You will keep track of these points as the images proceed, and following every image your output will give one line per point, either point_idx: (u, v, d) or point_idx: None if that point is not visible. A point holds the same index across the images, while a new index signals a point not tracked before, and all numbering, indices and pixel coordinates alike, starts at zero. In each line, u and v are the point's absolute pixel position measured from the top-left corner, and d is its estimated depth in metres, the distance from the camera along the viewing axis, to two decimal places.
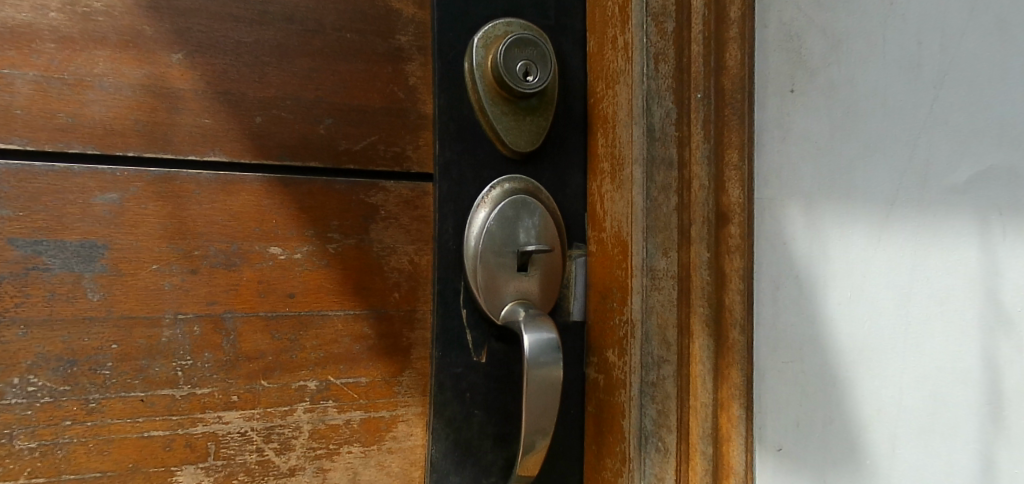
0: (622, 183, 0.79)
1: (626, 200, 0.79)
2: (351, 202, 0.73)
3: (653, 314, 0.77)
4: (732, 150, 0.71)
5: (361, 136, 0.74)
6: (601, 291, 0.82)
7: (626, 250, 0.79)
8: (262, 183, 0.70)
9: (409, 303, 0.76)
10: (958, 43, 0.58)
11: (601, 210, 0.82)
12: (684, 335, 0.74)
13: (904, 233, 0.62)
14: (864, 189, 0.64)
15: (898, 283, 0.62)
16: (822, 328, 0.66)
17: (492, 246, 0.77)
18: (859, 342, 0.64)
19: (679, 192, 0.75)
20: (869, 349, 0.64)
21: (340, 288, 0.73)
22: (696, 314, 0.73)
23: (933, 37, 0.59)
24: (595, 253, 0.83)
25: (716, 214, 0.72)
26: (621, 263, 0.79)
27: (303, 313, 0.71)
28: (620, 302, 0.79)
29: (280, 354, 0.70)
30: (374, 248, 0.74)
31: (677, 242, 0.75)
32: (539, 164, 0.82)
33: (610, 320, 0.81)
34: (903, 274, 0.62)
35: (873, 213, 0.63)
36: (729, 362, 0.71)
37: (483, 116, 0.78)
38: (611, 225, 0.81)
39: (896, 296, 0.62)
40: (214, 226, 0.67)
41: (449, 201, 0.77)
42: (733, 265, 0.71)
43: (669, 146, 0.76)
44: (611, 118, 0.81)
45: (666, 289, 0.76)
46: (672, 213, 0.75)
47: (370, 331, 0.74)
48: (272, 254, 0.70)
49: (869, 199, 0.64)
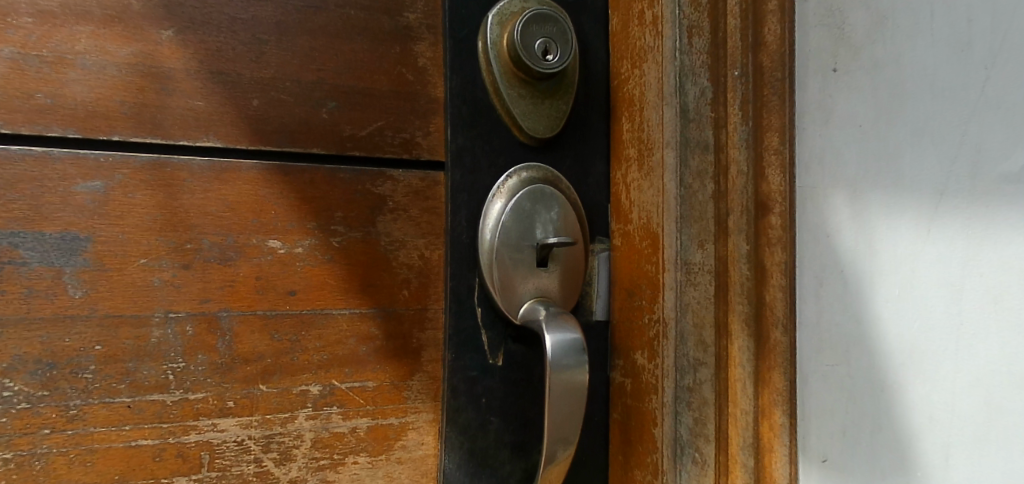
0: (651, 169, 0.72)
1: (657, 188, 0.72)
2: (356, 192, 0.68)
3: (689, 311, 0.70)
4: (771, 134, 0.64)
5: (367, 121, 0.69)
6: (627, 289, 0.75)
7: (656, 243, 0.71)
8: (260, 171, 0.64)
9: (419, 301, 0.70)
10: (1010, 20, 0.53)
11: (627, 201, 0.76)
12: (722, 336, 0.67)
13: (956, 224, 0.57)
14: (911, 176, 0.59)
15: (948, 280, 0.58)
16: (870, 330, 0.60)
17: (509, 241, 0.71)
18: (908, 344, 0.59)
19: (715, 179, 0.68)
20: (919, 351, 0.59)
21: (346, 285, 0.67)
22: (734, 313, 0.67)
23: (983, 12, 0.55)
24: (620, 247, 0.77)
25: (756, 203, 0.65)
26: (651, 258, 0.72)
27: (304, 312, 0.66)
28: (650, 300, 0.72)
29: (280, 356, 0.64)
30: (382, 242, 0.69)
31: (713, 232, 0.68)
32: (559, 151, 0.76)
33: (637, 319, 0.74)
34: (954, 268, 0.57)
35: (921, 204, 0.58)
36: (771, 366, 0.65)
37: (498, 99, 0.72)
38: (638, 216, 0.74)
39: (948, 295, 0.58)
40: (208, 218, 0.62)
41: (462, 192, 0.71)
42: (775, 259, 0.64)
43: (705, 129, 0.69)
44: (638, 99, 0.74)
45: (703, 284, 0.69)
46: (707, 202, 0.68)
47: (378, 331, 0.68)
48: (272, 248, 0.65)
49: (919, 187, 0.58)
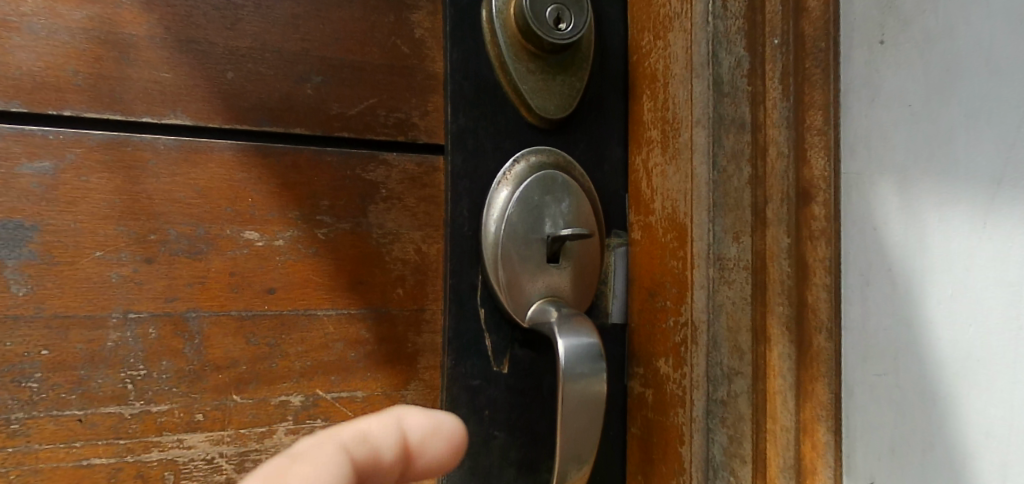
0: (678, 153, 0.64)
1: (686, 176, 0.64)
2: (344, 178, 0.61)
3: (724, 313, 0.61)
4: (814, 113, 0.57)
5: (356, 98, 0.61)
6: (647, 288, 0.68)
7: (684, 236, 0.64)
8: (235, 153, 0.57)
9: (415, 300, 0.63)
10: None
11: (648, 189, 0.68)
12: (761, 342, 0.59)
13: (1011, 223, 0.50)
14: (965, 165, 0.51)
15: (1005, 280, 0.50)
16: (920, 333, 0.53)
17: (517, 233, 0.63)
18: (962, 352, 0.52)
19: (752, 161, 0.60)
20: (975, 359, 0.51)
21: (332, 282, 0.60)
22: (773, 315, 0.58)
23: None
24: (640, 241, 0.69)
25: (798, 191, 0.57)
26: (677, 253, 0.64)
27: (284, 313, 0.58)
28: (676, 301, 0.64)
29: (257, 362, 0.57)
30: (373, 235, 0.62)
31: (750, 223, 0.60)
32: (571, 134, 0.68)
33: (660, 322, 0.66)
34: (1011, 269, 0.50)
35: (977, 196, 0.51)
36: (813, 375, 0.57)
37: (504, 74, 0.64)
38: (661, 206, 0.66)
39: (1007, 298, 0.50)
40: (175, 205, 0.55)
41: (463, 178, 0.63)
42: (818, 254, 0.56)
43: (741, 104, 0.61)
44: (661, 75, 0.66)
45: (738, 282, 0.60)
46: (744, 188, 0.60)
47: (368, 334, 0.61)
48: (248, 240, 0.57)
49: (975, 175, 0.51)
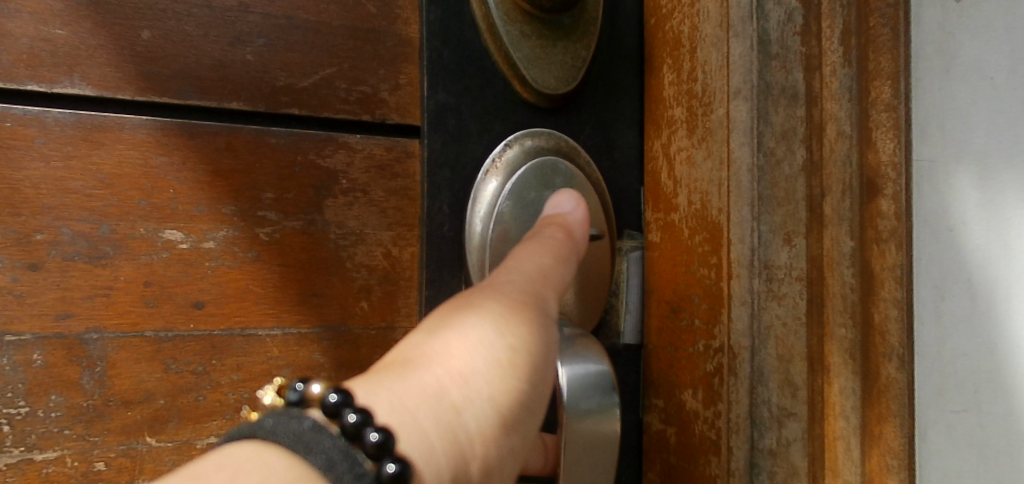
0: (711, 134, 0.52)
1: (719, 164, 0.51)
2: (294, 165, 0.49)
3: (772, 338, 0.49)
4: (881, 83, 0.45)
5: (310, 66, 0.49)
6: (669, 302, 0.55)
7: (718, 240, 0.51)
8: (152, 132, 0.45)
9: (383, 317, 0.52)
10: None
11: (671, 180, 0.56)
12: (818, 373, 0.47)
13: None
14: None
15: None
16: (1007, 359, 0.45)
17: (509, 232, 0.53)
18: None
19: (807, 142, 0.48)
20: None
21: (278, 294, 0.49)
22: (832, 339, 0.47)
23: None
24: (658, 245, 0.57)
25: (863, 182, 0.46)
26: (709, 259, 0.52)
27: (214, 334, 0.47)
28: (708, 319, 0.52)
29: (177, 395, 0.45)
30: (331, 236, 0.50)
31: (804, 222, 0.48)
32: (574, 114, 0.57)
33: (686, 345, 0.54)
34: None
35: None
36: (882, 414, 0.45)
37: (494, 40, 0.53)
38: (687, 200, 0.54)
39: None
40: (70, 197, 0.43)
41: (444, 166, 0.53)
42: (887, 262, 0.44)
43: (793, 70, 0.49)
44: (687, 39, 0.54)
45: (789, 296, 0.48)
46: (797, 176, 0.48)
47: (323, 359, 0.50)
48: (168, 241, 0.46)
49: None
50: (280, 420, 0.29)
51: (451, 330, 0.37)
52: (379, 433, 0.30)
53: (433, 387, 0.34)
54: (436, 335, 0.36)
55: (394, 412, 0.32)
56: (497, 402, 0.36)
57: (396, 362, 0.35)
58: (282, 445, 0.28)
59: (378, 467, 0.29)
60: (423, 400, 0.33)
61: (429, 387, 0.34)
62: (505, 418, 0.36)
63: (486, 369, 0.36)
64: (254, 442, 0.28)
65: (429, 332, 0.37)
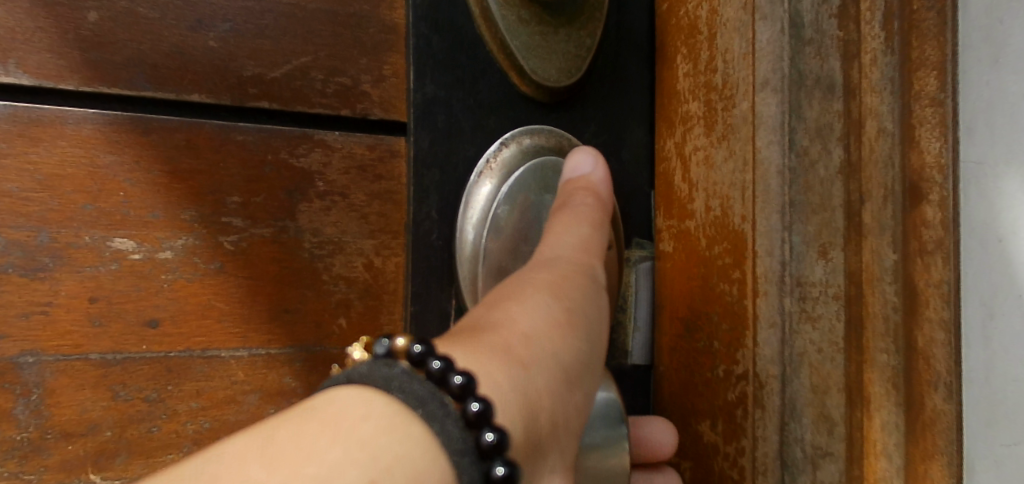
0: (734, 132, 0.47)
1: (743, 165, 0.46)
2: (264, 166, 0.44)
3: (806, 366, 0.44)
4: (927, 73, 0.39)
5: (283, 54, 0.44)
6: (684, 320, 0.50)
7: (741, 250, 0.46)
8: (98, 128, 0.40)
9: (363, 335, 0.46)
10: None
11: (686, 185, 0.51)
12: (858, 407, 0.42)
13: None
14: None
15: None
16: None
17: (506, 239, 0.48)
18: None
19: (845, 141, 0.43)
20: None
21: (244, 310, 0.43)
22: (873, 366, 0.41)
23: None
24: (671, 255, 0.52)
25: (907, 186, 0.40)
26: (731, 272, 0.47)
27: (170, 356, 0.41)
28: (729, 340, 0.46)
29: (127, 426, 0.40)
30: (305, 245, 0.45)
31: (842, 232, 0.43)
32: (577, 110, 0.52)
33: (703, 369, 0.48)
34: None
35: None
36: (929, 451, 0.39)
37: (489, 28, 0.48)
38: (704, 206, 0.49)
39: None
40: (3, 201, 0.38)
41: (432, 167, 0.47)
42: (932, 277, 0.39)
43: (830, 57, 0.44)
44: (705, 24, 0.49)
45: (825, 318, 0.43)
46: (834, 180, 0.43)
47: (295, 382, 0.45)
48: (118, 251, 0.40)
49: None
50: (374, 364, 0.28)
51: (510, 300, 0.37)
52: (462, 377, 0.29)
53: (499, 345, 0.33)
54: (498, 304, 0.36)
55: (473, 358, 0.31)
56: (562, 359, 0.35)
57: (461, 329, 0.34)
58: (379, 387, 0.27)
59: (465, 409, 0.28)
60: (494, 355, 0.32)
61: (498, 344, 0.33)
62: (571, 375, 0.36)
63: (547, 328, 0.36)
64: (353, 385, 0.27)
65: (490, 306, 0.37)
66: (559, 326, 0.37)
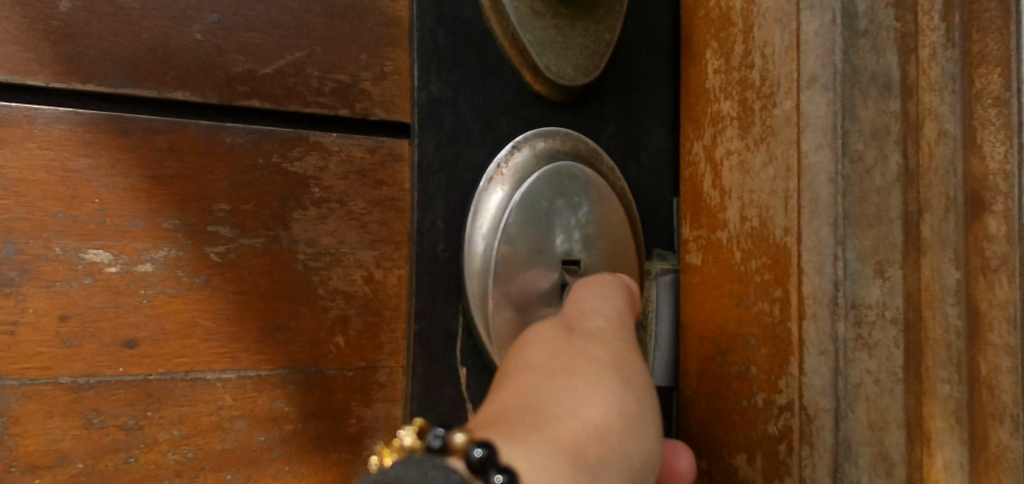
0: (776, 134, 0.44)
1: (784, 172, 0.43)
2: (255, 171, 0.40)
3: (862, 400, 0.40)
4: (990, 67, 0.35)
5: (275, 49, 0.40)
6: (714, 342, 0.47)
7: (783, 267, 0.43)
8: (72, 128, 0.36)
9: (363, 355, 0.43)
10: None
11: (717, 192, 0.48)
12: (918, 445, 0.37)
13: None
14: None
15: None
16: None
17: (518, 252, 0.43)
18: None
19: (903, 143, 0.39)
20: None
21: (232, 328, 0.40)
22: (934, 399, 0.37)
23: None
24: (699, 268, 0.49)
25: (968, 193, 0.36)
26: (771, 290, 0.44)
27: (150, 379, 0.38)
28: (769, 366, 0.43)
29: (101, 457, 0.36)
30: (300, 257, 0.41)
31: (899, 247, 0.39)
32: (594, 111, 0.48)
33: (737, 395, 0.45)
34: None
35: None
36: None
37: (500, 22, 0.44)
38: (738, 216, 0.46)
39: None
40: None
41: (438, 173, 0.43)
42: (994, 297, 0.34)
43: (886, 51, 0.40)
44: (739, 16, 0.46)
45: (882, 345, 0.39)
46: (891, 188, 0.39)
47: (288, 408, 0.41)
48: (91, 264, 0.36)
49: None
50: (402, 465, 0.26)
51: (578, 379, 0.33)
52: (500, 472, 0.25)
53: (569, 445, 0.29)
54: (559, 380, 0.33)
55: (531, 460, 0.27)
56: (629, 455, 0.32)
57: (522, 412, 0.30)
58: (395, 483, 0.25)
59: None
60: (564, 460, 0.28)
61: (566, 442, 0.29)
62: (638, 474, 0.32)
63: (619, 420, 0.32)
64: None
65: (546, 371, 0.33)
66: (625, 411, 0.33)
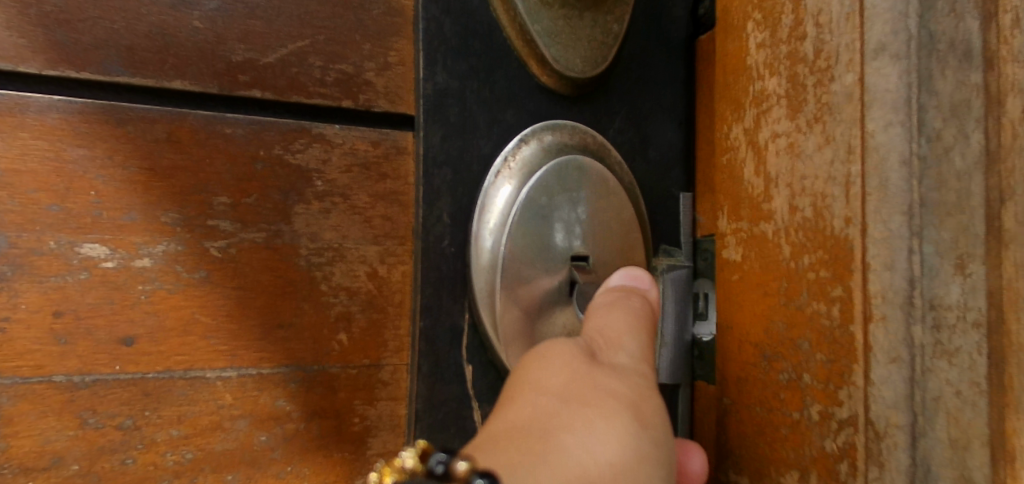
0: (834, 111, 0.37)
1: (845, 154, 0.36)
2: (256, 163, 0.39)
3: (942, 415, 0.33)
4: None
5: (277, 37, 0.39)
6: (758, 346, 0.41)
7: (843, 263, 0.36)
8: (65, 117, 0.35)
9: (366, 352, 0.42)
10: None
11: (761, 180, 0.41)
12: (1002, 465, 0.31)
13: None
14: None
15: None
16: None
17: (525, 250, 0.43)
18: None
19: (986, 118, 0.32)
20: None
21: (232, 325, 0.38)
22: (1020, 413, 0.30)
23: None
24: (739, 265, 0.43)
25: None
26: (828, 289, 0.37)
27: (147, 377, 0.36)
28: (825, 375, 0.37)
29: (97, 458, 0.35)
30: (302, 252, 0.40)
31: (983, 235, 0.32)
32: (601, 105, 0.47)
33: (786, 407, 0.39)
34: None
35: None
36: None
37: (507, 12, 0.43)
38: (787, 206, 0.39)
39: None
40: None
41: (444, 166, 0.42)
42: None
43: (966, 14, 0.33)
44: None
45: (964, 352, 0.32)
46: (974, 167, 0.32)
47: (289, 407, 0.40)
48: (86, 258, 0.35)
49: None
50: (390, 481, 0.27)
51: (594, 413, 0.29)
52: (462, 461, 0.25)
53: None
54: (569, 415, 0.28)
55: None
56: None
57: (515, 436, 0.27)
58: None
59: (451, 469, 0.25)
60: None
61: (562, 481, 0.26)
62: None
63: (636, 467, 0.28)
64: None
65: (562, 396, 0.29)
66: (641, 452, 0.29)
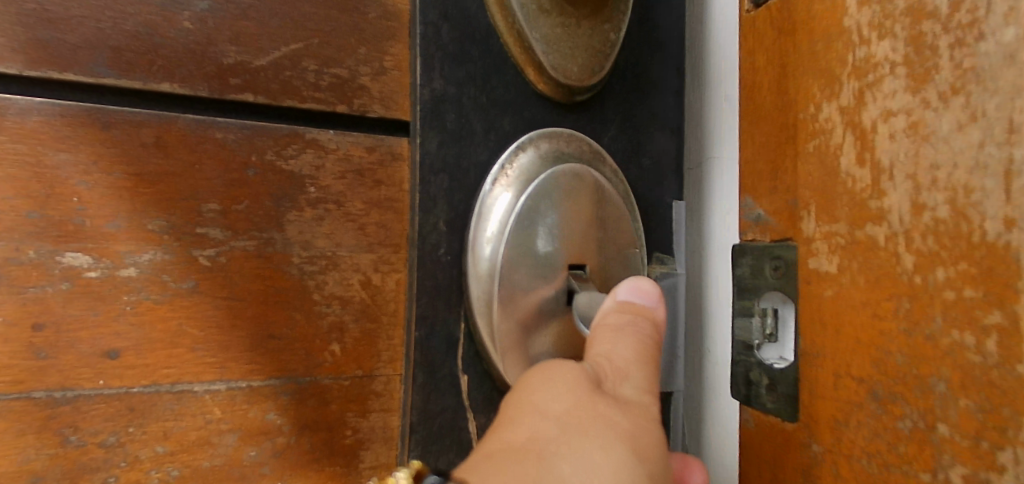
0: (984, 78, 0.24)
1: (1001, 134, 0.23)
2: (247, 169, 0.38)
3: None
4: None
5: (270, 40, 0.38)
6: (864, 383, 0.28)
7: (999, 280, 0.23)
8: (47, 120, 0.33)
9: (359, 364, 0.40)
10: None
11: (866, 171, 0.28)
12: None
13: None
14: None
15: None
16: None
17: (522, 260, 0.42)
18: None
19: None
20: None
21: (221, 336, 0.37)
22: None
23: None
24: (828, 277, 0.30)
25: None
26: (978, 315, 0.24)
27: (132, 392, 0.35)
28: (970, 425, 0.24)
29: (78, 476, 0.34)
30: (294, 260, 0.39)
31: None
32: (597, 112, 0.47)
33: (911, 465, 0.26)
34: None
35: None
36: None
37: (504, 18, 0.42)
38: (855, 204, 0.29)
39: None
40: None
41: (441, 172, 0.42)
42: None
43: None
44: None
45: None
46: None
47: (280, 420, 0.38)
48: (69, 268, 0.34)
49: None
50: None
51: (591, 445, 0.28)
52: None
53: None
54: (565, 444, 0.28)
55: None
56: None
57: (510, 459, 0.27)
58: None
59: None
60: None
61: None
62: None
63: None
64: None
65: (563, 421, 0.29)
66: None
